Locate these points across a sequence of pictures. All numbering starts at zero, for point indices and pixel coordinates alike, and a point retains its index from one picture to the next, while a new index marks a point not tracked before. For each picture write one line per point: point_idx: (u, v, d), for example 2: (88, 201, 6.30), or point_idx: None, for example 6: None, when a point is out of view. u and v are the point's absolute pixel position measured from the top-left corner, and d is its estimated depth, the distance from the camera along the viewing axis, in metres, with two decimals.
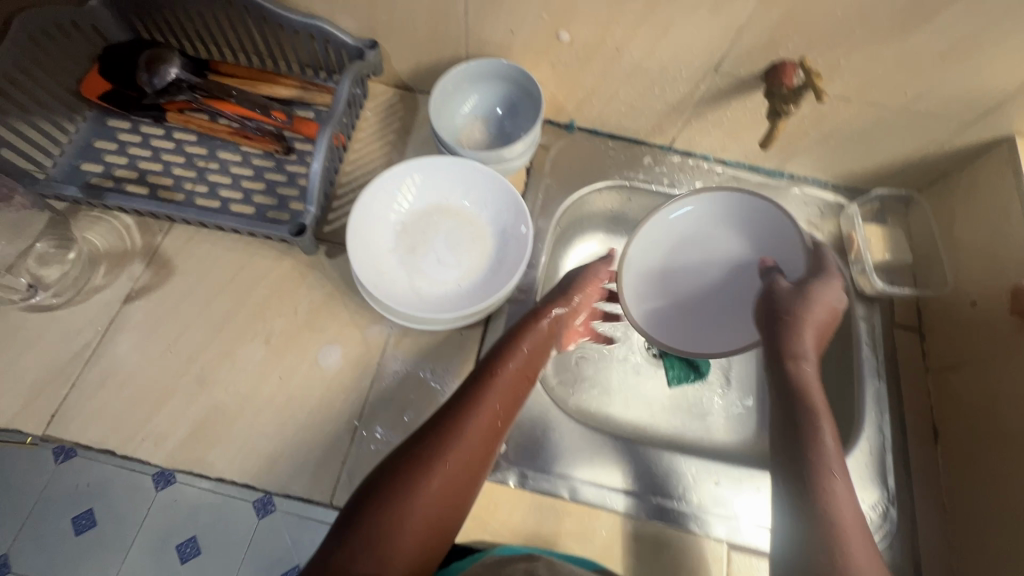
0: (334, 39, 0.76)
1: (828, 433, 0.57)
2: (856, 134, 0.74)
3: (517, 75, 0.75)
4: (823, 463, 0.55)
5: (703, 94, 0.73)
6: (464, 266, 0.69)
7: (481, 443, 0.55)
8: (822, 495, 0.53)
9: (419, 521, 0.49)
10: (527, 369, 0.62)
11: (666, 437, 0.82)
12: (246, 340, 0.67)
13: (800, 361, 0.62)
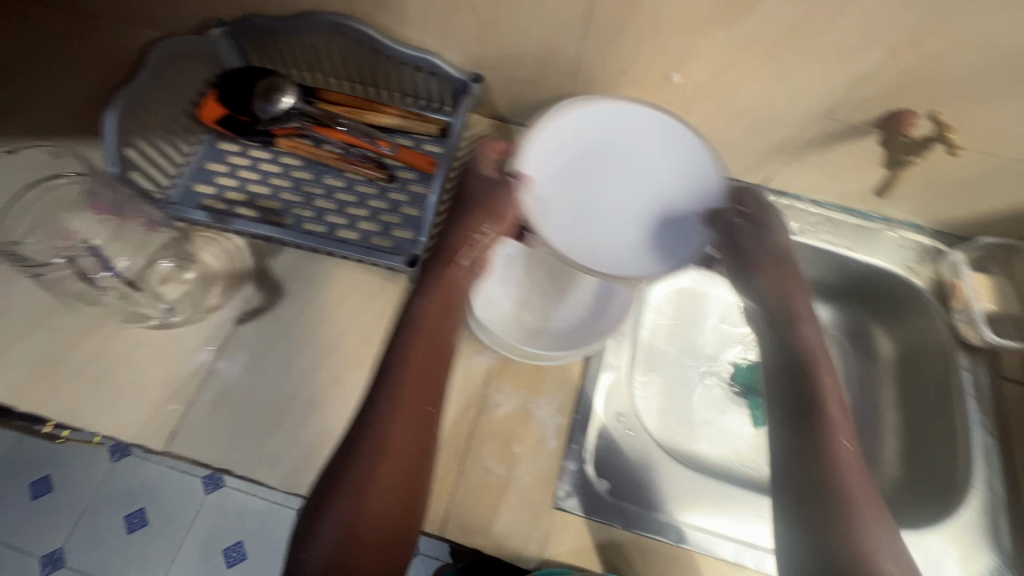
0: (439, 71, 0.77)
1: (844, 451, 0.56)
2: (968, 182, 0.73)
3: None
4: (836, 461, 0.56)
5: (811, 137, 0.73)
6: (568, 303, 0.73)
7: (417, 435, 0.54)
8: (838, 507, 0.53)
9: (376, 506, 0.50)
10: (450, 292, 0.62)
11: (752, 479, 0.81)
12: (354, 366, 0.69)
13: (819, 375, 0.62)
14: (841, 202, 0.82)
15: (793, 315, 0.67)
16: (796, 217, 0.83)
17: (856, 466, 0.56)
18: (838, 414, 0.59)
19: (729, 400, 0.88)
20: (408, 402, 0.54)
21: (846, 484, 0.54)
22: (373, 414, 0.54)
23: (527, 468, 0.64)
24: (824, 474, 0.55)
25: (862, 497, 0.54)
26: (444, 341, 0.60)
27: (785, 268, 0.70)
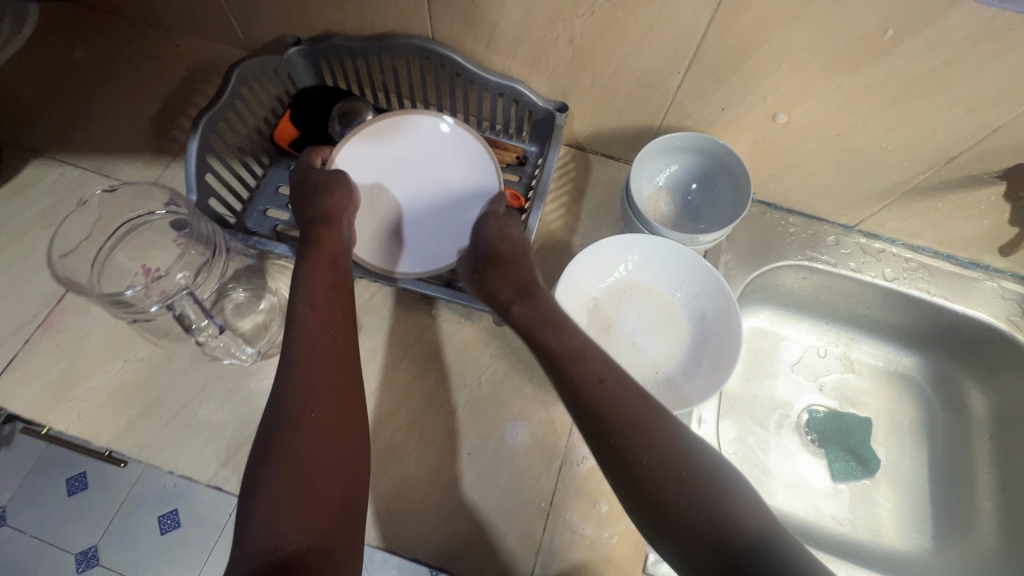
0: (523, 99, 0.75)
1: (634, 398, 0.50)
2: None
3: (719, 152, 0.71)
4: (637, 442, 0.48)
5: (922, 184, 0.68)
6: (659, 351, 0.69)
7: (330, 392, 0.51)
8: (661, 469, 0.46)
9: (310, 487, 0.46)
10: (336, 272, 0.60)
11: (834, 536, 0.77)
12: (433, 409, 0.66)
13: (564, 338, 0.56)
14: (938, 248, 0.78)
15: (507, 263, 0.62)
16: (889, 262, 0.79)
17: (634, 393, 0.51)
18: (598, 361, 0.53)
19: (807, 452, 0.82)
20: (316, 376, 0.52)
21: (652, 428, 0.49)
22: (282, 381, 0.51)
23: (615, 527, 0.61)
24: (600, 413, 0.50)
25: (676, 452, 0.47)
26: (340, 315, 0.57)
27: (512, 257, 0.63)
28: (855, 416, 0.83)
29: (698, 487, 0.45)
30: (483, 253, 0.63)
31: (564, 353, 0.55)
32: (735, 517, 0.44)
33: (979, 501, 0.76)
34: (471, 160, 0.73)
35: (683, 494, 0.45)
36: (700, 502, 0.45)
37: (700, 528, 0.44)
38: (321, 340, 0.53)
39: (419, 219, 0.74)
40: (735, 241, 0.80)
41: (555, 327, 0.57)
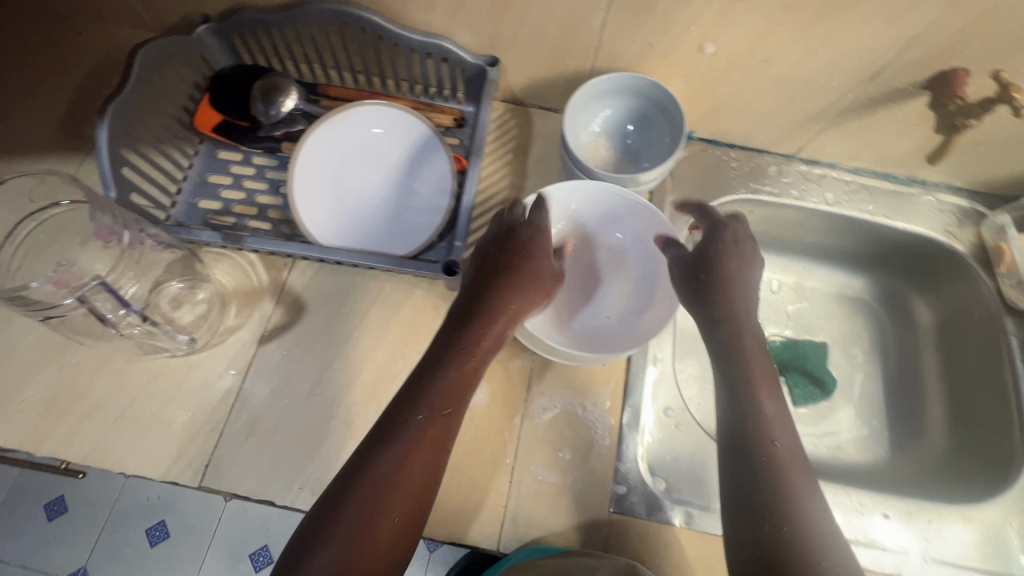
0: (451, 57, 0.73)
1: (797, 477, 0.50)
2: (1010, 141, 0.70)
3: (655, 92, 0.70)
4: (782, 487, 0.49)
5: (852, 103, 0.69)
6: (611, 296, 0.72)
7: (430, 450, 0.49)
8: (795, 519, 0.47)
9: (376, 513, 0.45)
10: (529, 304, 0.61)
11: None
12: (389, 379, 0.65)
13: (758, 394, 0.56)
14: (876, 168, 0.79)
15: (731, 321, 0.61)
16: (831, 187, 0.80)
17: (800, 475, 0.50)
18: (783, 435, 0.53)
19: None
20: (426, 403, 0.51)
21: (804, 511, 0.48)
22: (391, 430, 0.49)
23: (581, 473, 0.61)
24: (762, 475, 0.50)
25: (827, 548, 0.45)
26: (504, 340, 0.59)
27: (734, 298, 0.62)
28: (811, 342, 0.85)
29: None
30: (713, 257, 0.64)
31: (755, 417, 0.54)
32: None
33: (930, 409, 0.79)
34: (422, 148, 0.72)
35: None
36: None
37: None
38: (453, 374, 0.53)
39: (366, 205, 0.72)
40: (680, 181, 0.79)
41: (756, 385, 0.57)
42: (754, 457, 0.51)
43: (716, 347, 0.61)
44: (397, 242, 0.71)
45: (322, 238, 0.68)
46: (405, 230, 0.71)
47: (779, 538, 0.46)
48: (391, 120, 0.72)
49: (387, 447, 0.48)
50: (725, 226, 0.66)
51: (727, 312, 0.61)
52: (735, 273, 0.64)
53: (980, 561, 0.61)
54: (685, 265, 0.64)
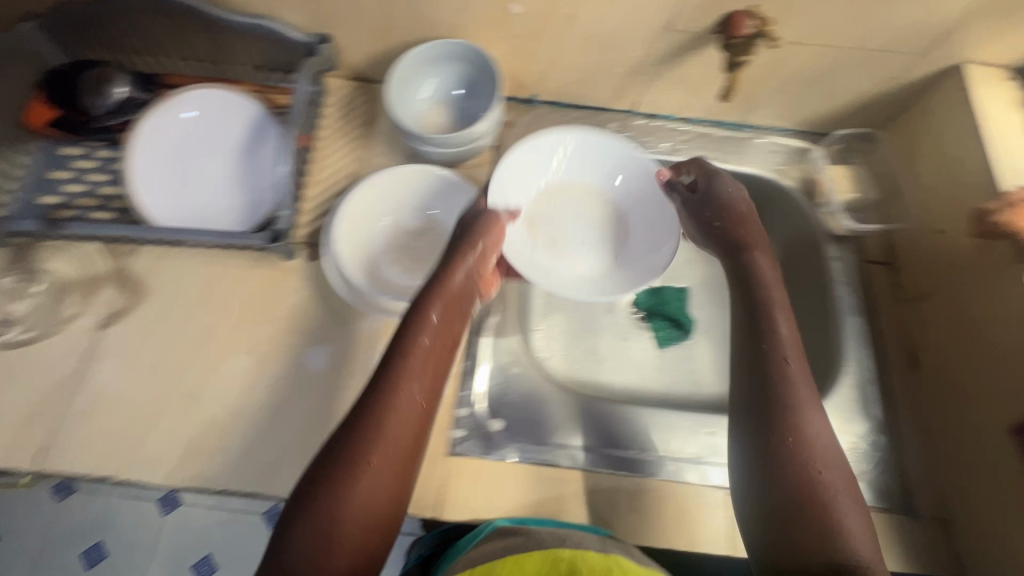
0: (281, 37, 0.74)
1: (805, 398, 0.56)
2: (815, 78, 0.74)
3: (472, 54, 0.73)
4: (793, 405, 0.55)
5: (660, 53, 0.73)
6: (604, 241, 0.79)
7: (414, 422, 0.54)
8: (795, 434, 0.54)
9: (367, 499, 0.50)
10: (466, 295, 0.63)
11: (660, 396, 0.84)
12: (233, 351, 0.67)
13: (775, 316, 0.61)
14: (709, 117, 0.84)
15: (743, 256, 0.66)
16: (667, 137, 0.84)
17: (807, 395, 0.56)
18: (796, 358, 0.58)
19: (634, 328, 0.88)
20: (393, 383, 0.55)
21: (807, 425, 0.55)
22: (368, 398, 0.54)
23: None
24: (771, 394, 0.56)
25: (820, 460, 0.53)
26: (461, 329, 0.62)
27: (745, 229, 0.67)
28: (672, 287, 0.90)
29: (819, 498, 0.51)
30: (710, 207, 0.69)
31: (776, 344, 0.59)
32: (842, 541, 0.49)
33: None
34: (250, 123, 0.74)
35: (803, 498, 0.51)
36: (820, 511, 0.51)
37: (805, 524, 0.50)
38: (421, 359, 0.57)
39: (205, 186, 0.72)
40: None
41: (772, 308, 0.61)
42: (768, 378, 0.57)
43: (737, 279, 0.65)
44: (241, 215, 0.71)
45: (161, 220, 0.69)
46: (249, 200, 0.72)
47: (785, 449, 0.54)
48: (215, 103, 0.74)
49: (359, 422, 0.53)
50: (718, 180, 0.70)
51: (739, 243, 0.67)
52: (754, 221, 0.68)
53: None
54: (697, 211, 0.71)
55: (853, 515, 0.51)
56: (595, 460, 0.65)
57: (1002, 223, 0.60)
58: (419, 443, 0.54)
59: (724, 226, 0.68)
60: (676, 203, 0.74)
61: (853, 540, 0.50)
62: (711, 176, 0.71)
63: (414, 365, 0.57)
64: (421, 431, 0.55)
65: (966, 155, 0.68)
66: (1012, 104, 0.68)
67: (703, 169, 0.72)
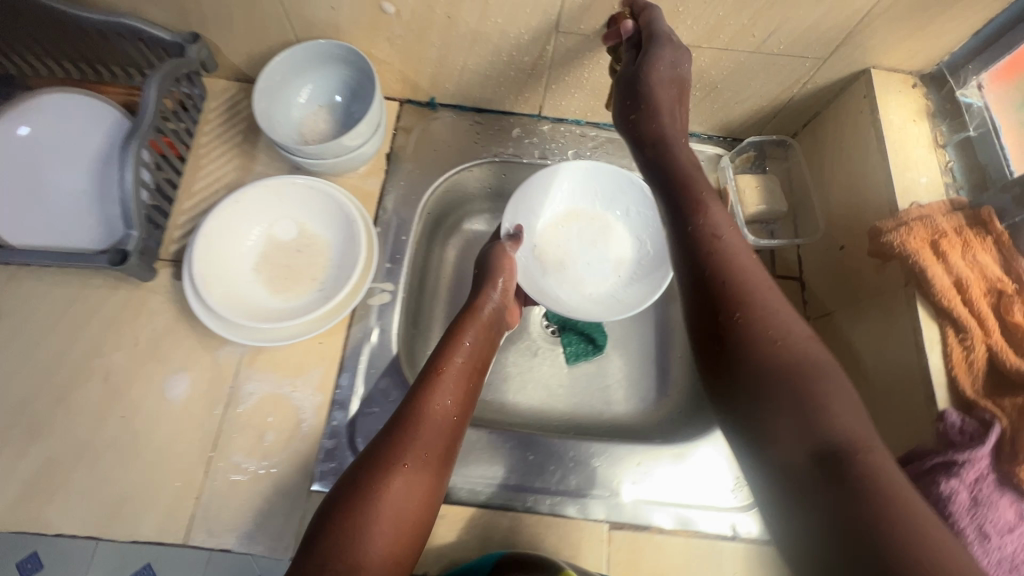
0: (145, 36, 0.68)
1: (762, 302, 0.50)
2: (719, 83, 0.69)
3: (341, 52, 0.68)
4: (748, 318, 0.49)
5: (554, 55, 0.68)
6: (611, 263, 0.78)
7: (447, 429, 0.57)
8: (759, 353, 0.47)
9: (393, 493, 0.50)
10: (489, 333, 0.68)
11: (566, 418, 0.78)
12: (82, 381, 0.62)
13: (705, 199, 0.56)
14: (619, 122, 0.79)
15: (662, 145, 0.61)
16: (575, 144, 0.80)
17: (762, 285, 0.51)
18: (733, 239, 0.54)
19: (546, 343, 0.84)
20: (424, 395, 0.58)
21: (758, 307, 0.49)
22: (400, 410, 0.57)
23: (281, 457, 0.60)
24: (714, 279, 0.51)
25: (776, 336, 0.47)
26: (488, 354, 0.67)
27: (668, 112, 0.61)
28: None
29: (794, 380, 0.45)
30: (637, 96, 0.61)
31: (706, 229, 0.54)
32: (827, 417, 0.43)
33: (674, 354, 0.82)
34: (103, 131, 0.67)
35: (791, 379, 0.45)
36: (790, 396, 0.44)
37: (784, 410, 0.44)
38: (455, 376, 0.61)
39: (57, 202, 0.65)
40: (421, 149, 0.77)
41: (701, 194, 0.57)
42: (703, 262, 0.52)
43: (655, 173, 0.60)
44: (101, 234, 0.66)
45: (12, 238, 0.63)
46: (107, 215, 0.66)
47: (737, 335, 0.48)
48: (62, 109, 0.67)
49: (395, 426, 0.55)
50: (668, 44, 0.58)
51: (659, 123, 0.61)
52: (675, 88, 0.61)
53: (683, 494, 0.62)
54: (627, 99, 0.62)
55: (859, 425, 0.43)
56: (468, 493, 0.62)
57: (892, 243, 0.56)
58: (452, 449, 0.57)
59: (646, 118, 0.61)
60: (614, 117, 0.66)
61: (839, 419, 0.42)
62: (649, 23, 0.58)
63: (448, 382, 0.60)
64: (454, 436, 0.58)
65: (869, 169, 0.64)
66: (917, 114, 0.64)
67: (652, 27, 0.58)
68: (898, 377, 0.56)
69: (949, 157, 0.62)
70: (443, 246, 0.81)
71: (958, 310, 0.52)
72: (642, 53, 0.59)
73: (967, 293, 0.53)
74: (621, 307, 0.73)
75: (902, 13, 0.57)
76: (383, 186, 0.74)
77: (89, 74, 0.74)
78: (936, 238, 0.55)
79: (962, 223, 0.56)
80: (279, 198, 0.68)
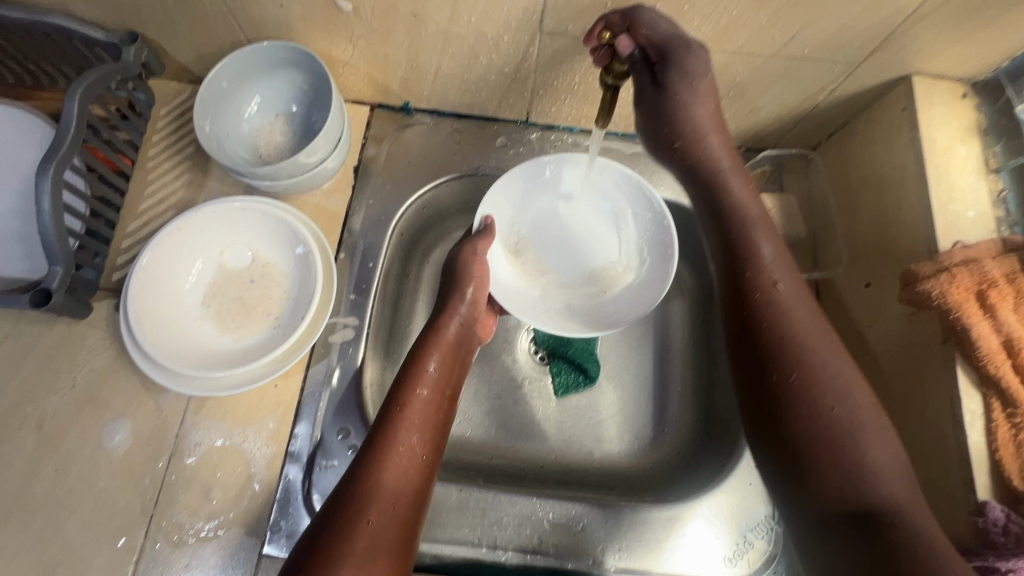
0: (75, 36, 0.59)
1: (818, 354, 0.44)
2: (733, 90, 0.59)
3: (289, 54, 0.60)
4: (804, 372, 0.44)
5: (539, 59, 0.58)
6: (602, 269, 0.66)
7: (415, 477, 0.49)
8: (808, 413, 0.43)
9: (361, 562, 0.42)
10: (459, 355, 0.58)
11: (551, 460, 0.68)
12: (13, 429, 0.56)
13: (755, 234, 0.49)
14: (617, 129, 0.70)
15: (711, 172, 0.52)
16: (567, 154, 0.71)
17: (814, 330, 0.45)
18: (784, 275, 0.48)
19: (532, 371, 0.73)
20: (386, 439, 0.49)
21: (810, 355, 0.44)
22: (357, 462, 0.48)
23: (229, 517, 0.55)
24: (761, 327, 0.46)
25: (829, 394, 0.43)
26: (460, 378, 0.58)
27: (702, 122, 0.52)
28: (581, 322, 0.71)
29: (840, 439, 0.42)
30: (667, 122, 0.52)
31: (746, 266, 0.48)
32: (869, 481, 0.41)
33: (674, 385, 0.72)
34: (31, 148, 0.60)
35: (835, 441, 0.42)
36: (835, 459, 0.41)
37: (825, 471, 0.41)
38: (420, 410, 0.52)
39: None
40: (393, 161, 0.69)
41: (750, 226, 0.50)
42: (752, 307, 0.47)
43: (704, 206, 0.52)
44: (27, 266, 0.59)
45: None
46: (34, 244, 0.59)
47: (787, 391, 0.44)
48: None
49: (354, 478, 0.47)
50: (682, 49, 0.48)
51: (694, 134, 0.52)
52: (711, 103, 0.52)
53: (679, 563, 0.56)
54: (654, 118, 0.52)
55: (898, 475, 0.41)
56: (434, 559, 0.56)
57: (930, 293, 0.47)
58: (423, 499, 0.49)
59: (687, 144, 0.52)
60: (645, 146, 0.56)
61: (885, 479, 0.40)
62: (650, 37, 0.48)
63: (414, 417, 0.51)
64: (424, 482, 0.50)
65: (906, 196, 0.54)
66: (966, 132, 0.54)
67: (658, 43, 0.48)
68: (927, 449, 0.49)
69: (1002, 185, 0.53)
70: (419, 266, 0.73)
71: (1007, 380, 0.44)
72: (662, 73, 0.50)
73: (1019, 358, 0.44)
74: (611, 320, 0.61)
75: (958, 12, 0.47)
76: (349, 205, 0.67)
77: (26, 76, 0.64)
78: (983, 289, 0.46)
79: (1016, 267, 0.47)
80: (225, 221, 0.61)
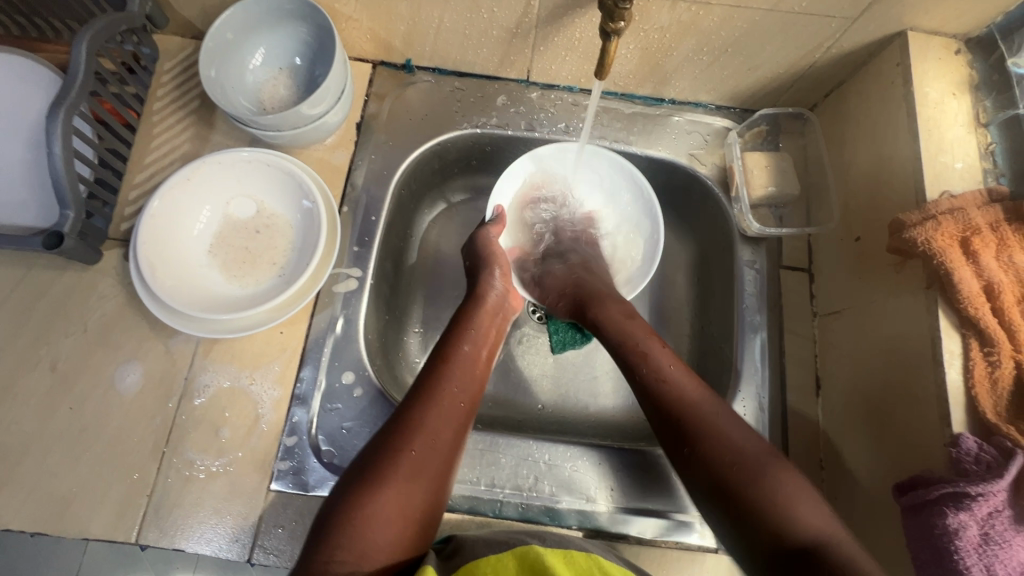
0: None
1: (700, 419, 0.48)
2: (732, 46, 0.60)
3: (293, 6, 0.61)
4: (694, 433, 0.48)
5: (540, 13, 0.59)
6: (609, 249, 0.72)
7: (456, 419, 0.50)
8: (705, 459, 0.46)
9: (401, 486, 0.44)
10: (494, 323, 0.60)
11: (549, 413, 0.70)
12: (28, 368, 0.58)
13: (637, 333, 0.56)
14: (616, 89, 0.70)
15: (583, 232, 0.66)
16: (567, 114, 0.72)
17: (690, 390, 0.51)
18: (667, 362, 0.53)
19: (530, 327, 0.75)
20: (429, 385, 0.51)
21: (701, 423, 0.48)
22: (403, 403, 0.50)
23: (237, 455, 0.57)
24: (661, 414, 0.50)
25: (722, 443, 0.47)
26: (498, 343, 0.60)
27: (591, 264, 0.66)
28: None
29: (765, 492, 0.43)
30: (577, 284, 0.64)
31: (669, 391, 0.51)
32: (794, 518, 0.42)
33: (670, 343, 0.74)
34: (37, 97, 0.61)
35: (740, 482, 0.44)
36: (761, 504, 0.43)
37: (757, 526, 0.43)
38: (460, 366, 0.54)
39: None
40: (395, 118, 0.70)
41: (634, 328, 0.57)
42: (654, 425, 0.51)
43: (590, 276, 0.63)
44: (37, 213, 0.60)
45: None
46: (44, 191, 0.60)
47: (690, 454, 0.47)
48: None
49: (400, 416, 0.49)
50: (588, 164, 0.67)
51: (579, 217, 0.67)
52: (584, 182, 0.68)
53: (668, 502, 0.58)
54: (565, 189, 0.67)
55: (812, 501, 0.43)
56: None
57: (916, 240, 0.49)
58: (462, 440, 0.50)
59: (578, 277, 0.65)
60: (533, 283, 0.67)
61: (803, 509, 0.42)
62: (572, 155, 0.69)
63: (455, 370, 0.54)
64: (462, 428, 0.51)
65: (896, 151, 0.56)
66: (957, 87, 0.55)
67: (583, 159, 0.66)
68: (908, 388, 0.51)
69: (991, 138, 0.54)
70: (422, 224, 0.75)
71: (986, 321, 0.46)
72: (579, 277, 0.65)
73: (999, 301, 0.46)
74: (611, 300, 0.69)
75: None
76: (352, 160, 0.68)
77: (31, 29, 0.65)
78: (968, 236, 0.48)
79: (999, 216, 0.49)
80: (231, 173, 0.62)
